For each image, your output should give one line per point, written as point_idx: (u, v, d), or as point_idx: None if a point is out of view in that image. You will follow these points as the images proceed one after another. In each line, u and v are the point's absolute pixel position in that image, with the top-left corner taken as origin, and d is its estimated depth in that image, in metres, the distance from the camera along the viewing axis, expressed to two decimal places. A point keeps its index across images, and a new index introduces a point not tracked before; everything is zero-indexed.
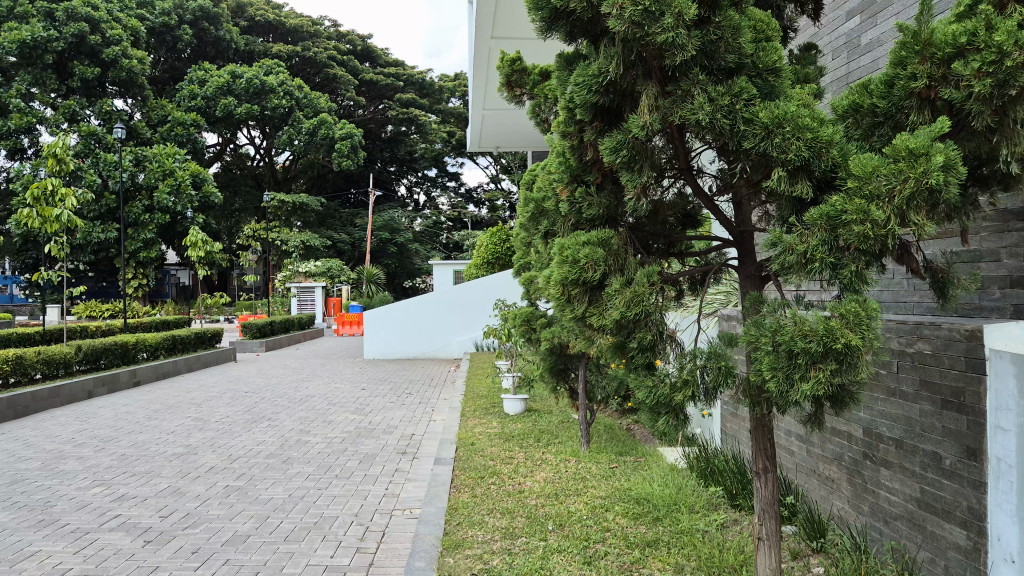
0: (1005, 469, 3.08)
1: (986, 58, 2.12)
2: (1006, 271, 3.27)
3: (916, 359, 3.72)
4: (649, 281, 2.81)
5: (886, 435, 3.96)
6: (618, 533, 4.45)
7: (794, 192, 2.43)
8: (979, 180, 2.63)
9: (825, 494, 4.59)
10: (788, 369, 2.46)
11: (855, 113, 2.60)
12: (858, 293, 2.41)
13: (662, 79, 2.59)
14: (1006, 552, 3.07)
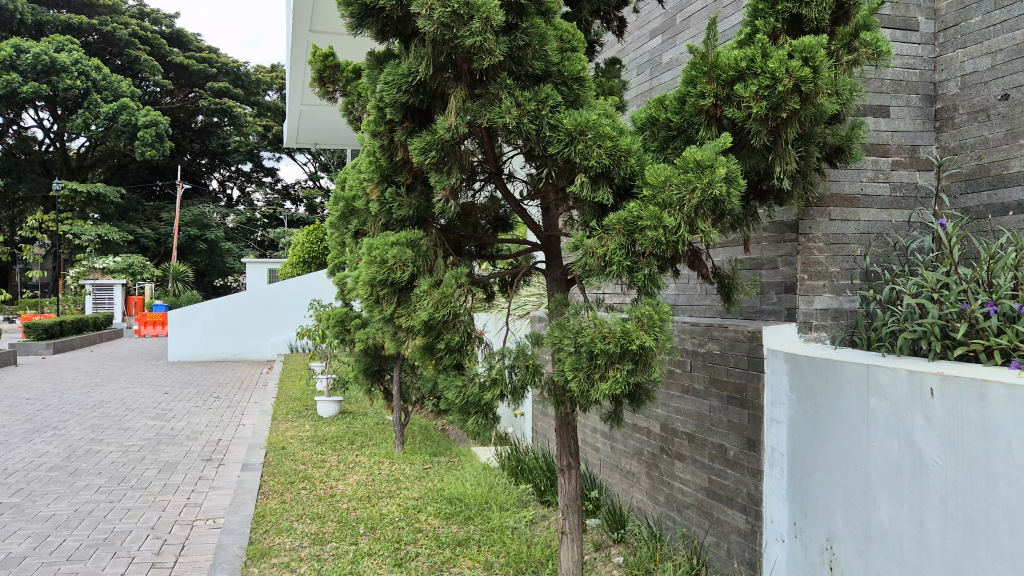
0: (778, 457, 3.43)
1: (761, 83, 2.36)
2: (782, 278, 3.59)
3: (706, 359, 4.01)
4: (457, 282, 2.85)
5: (680, 429, 4.23)
6: (429, 533, 4.47)
7: (596, 197, 2.55)
8: (759, 194, 2.90)
9: (626, 487, 4.84)
10: (589, 369, 2.57)
11: (652, 126, 2.75)
12: (652, 297, 2.57)
13: (471, 82, 2.63)
14: (777, 532, 3.43)
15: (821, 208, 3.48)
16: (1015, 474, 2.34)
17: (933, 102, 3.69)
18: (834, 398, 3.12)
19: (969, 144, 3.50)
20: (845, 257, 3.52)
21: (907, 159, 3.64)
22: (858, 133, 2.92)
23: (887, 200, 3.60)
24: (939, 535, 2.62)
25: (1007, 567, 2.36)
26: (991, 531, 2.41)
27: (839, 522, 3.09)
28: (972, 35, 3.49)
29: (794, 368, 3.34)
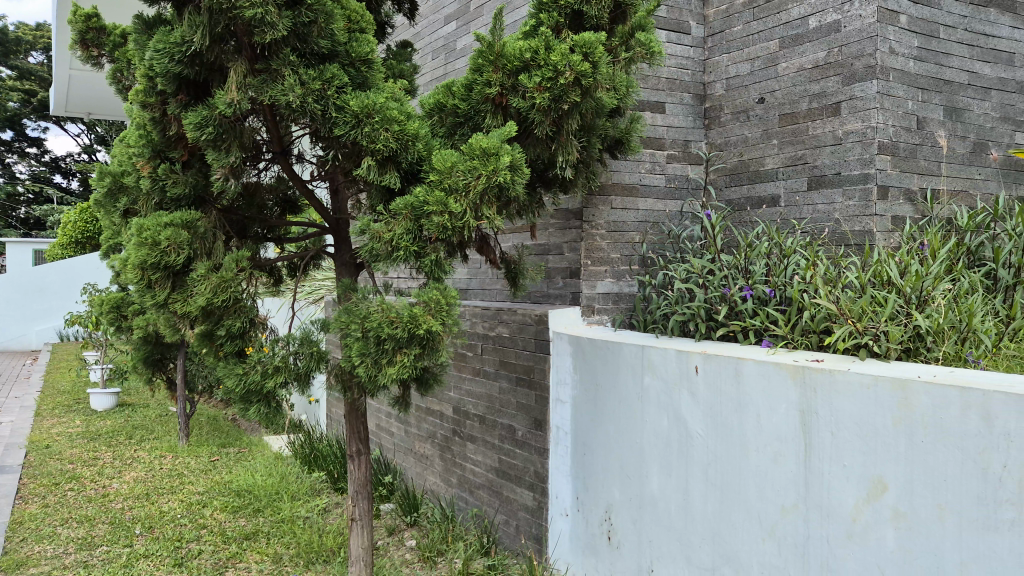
0: (563, 436, 3.61)
1: (544, 74, 2.44)
2: (567, 263, 3.75)
3: (496, 342, 4.10)
4: (238, 266, 2.74)
5: (472, 411, 4.31)
6: (214, 529, 4.26)
7: (383, 181, 2.52)
8: (545, 182, 3.01)
9: (420, 471, 4.87)
10: (376, 355, 2.54)
11: (439, 112, 2.75)
12: (439, 282, 2.61)
13: (252, 56, 2.51)
14: (562, 507, 3.62)
15: (603, 196, 3.66)
16: (762, 441, 2.65)
17: (702, 101, 4.00)
18: (612, 377, 3.32)
19: (733, 141, 3.88)
20: (625, 245, 3.73)
21: (680, 153, 3.92)
22: (636, 127, 3.11)
23: (662, 191, 3.85)
24: (700, 501, 2.90)
25: (754, 525, 2.68)
26: (743, 494, 2.72)
27: (616, 494, 3.31)
28: (735, 41, 3.84)
29: (577, 350, 3.50)
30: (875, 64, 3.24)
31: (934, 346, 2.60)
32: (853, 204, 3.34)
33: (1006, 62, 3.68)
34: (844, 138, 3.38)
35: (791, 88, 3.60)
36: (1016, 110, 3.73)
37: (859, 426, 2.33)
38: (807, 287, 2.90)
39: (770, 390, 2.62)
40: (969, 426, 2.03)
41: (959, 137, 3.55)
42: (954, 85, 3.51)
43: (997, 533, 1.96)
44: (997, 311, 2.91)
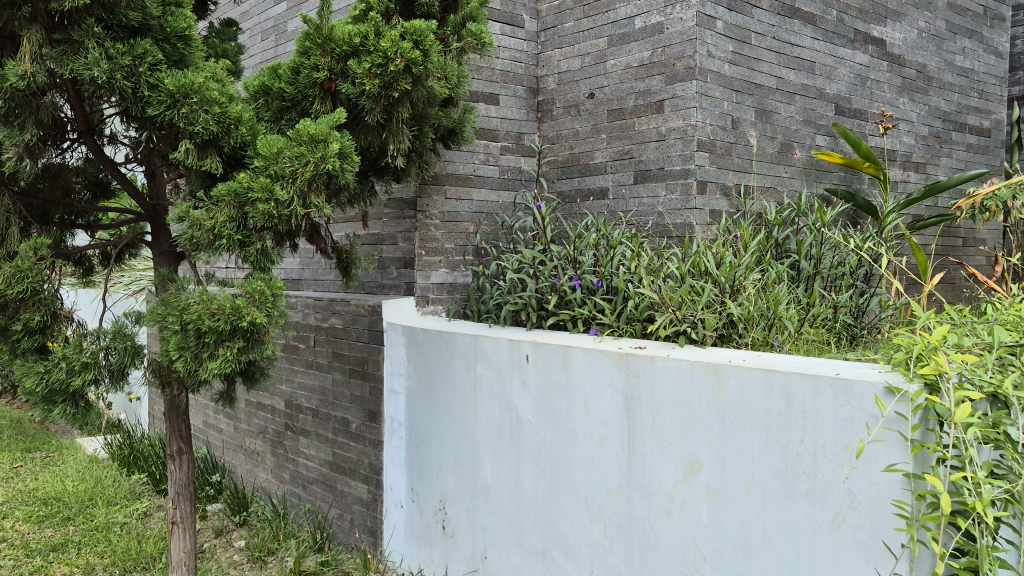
0: (397, 427, 3.58)
1: (374, 60, 2.41)
2: (401, 253, 3.72)
3: (329, 333, 4.00)
4: (37, 254, 2.50)
5: (304, 405, 4.19)
6: (16, 542, 3.90)
7: (203, 166, 2.40)
8: (378, 170, 2.96)
9: (250, 468, 4.68)
10: (196, 349, 2.41)
11: (265, 96, 2.63)
12: (265, 273, 2.51)
13: (49, 25, 2.30)
14: (396, 499, 3.60)
15: (438, 186, 3.65)
16: (589, 427, 2.75)
17: (535, 95, 4.07)
18: (446, 368, 3.33)
19: (564, 135, 3.98)
20: (459, 235, 3.75)
21: (514, 145, 3.97)
22: (469, 118, 3.12)
23: (496, 182, 3.89)
24: (531, 486, 2.97)
25: (582, 507, 2.78)
26: (571, 478, 2.81)
27: (450, 483, 3.33)
28: (566, 37, 3.93)
29: (411, 340, 3.48)
30: (694, 66, 3.43)
31: (745, 332, 2.79)
32: (675, 198, 3.51)
33: (809, 70, 3.99)
34: (666, 135, 3.55)
35: (618, 85, 3.74)
36: (816, 114, 4.05)
37: (677, 409, 2.46)
38: (632, 277, 3.02)
39: (596, 376, 2.72)
40: (772, 406, 2.20)
41: (768, 137, 3.81)
42: (764, 89, 3.76)
43: (796, 503, 2.14)
44: (800, 299, 3.16)
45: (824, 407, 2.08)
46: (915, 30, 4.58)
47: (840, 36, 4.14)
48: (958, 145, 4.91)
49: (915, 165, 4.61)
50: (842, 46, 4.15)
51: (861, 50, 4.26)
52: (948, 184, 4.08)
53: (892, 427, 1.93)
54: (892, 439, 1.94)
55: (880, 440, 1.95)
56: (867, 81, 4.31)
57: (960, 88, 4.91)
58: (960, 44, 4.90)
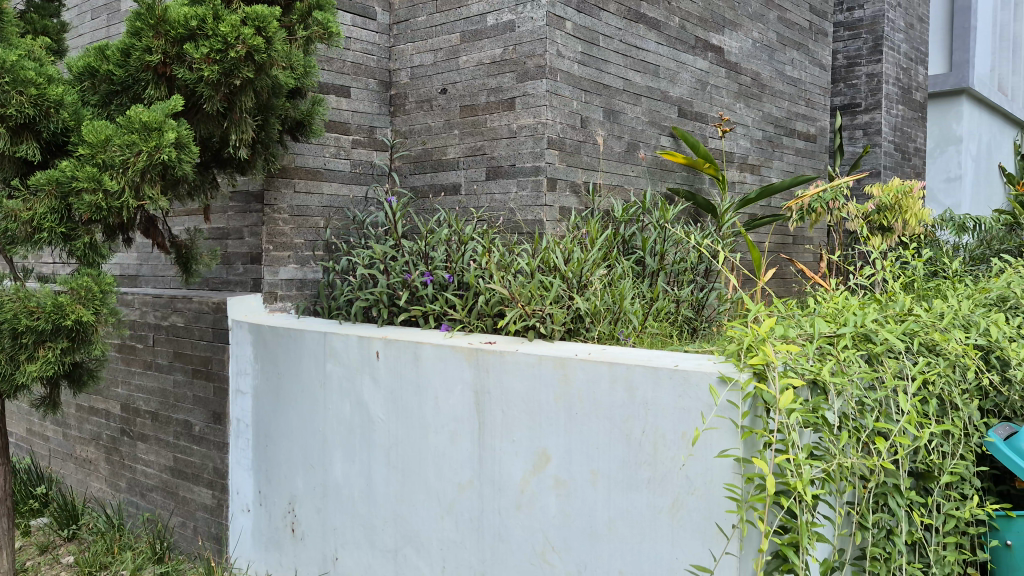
0: (243, 428, 3.45)
1: (213, 45, 2.30)
2: (247, 248, 3.58)
3: (169, 332, 3.80)
4: None
5: (142, 408, 3.95)
6: None
7: (19, 152, 2.23)
8: (221, 162, 2.83)
9: (82, 477, 4.36)
10: (13, 350, 2.23)
11: (91, 78, 2.45)
12: (92, 268, 2.35)
13: None
14: (242, 503, 3.47)
15: (286, 179, 3.54)
16: (440, 422, 2.75)
17: (387, 89, 4.02)
18: (294, 365, 3.23)
19: (417, 130, 3.95)
20: (308, 229, 3.65)
21: (365, 139, 3.90)
22: (318, 110, 3.03)
23: (347, 176, 3.81)
24: (382, 484, 2.93)
25: (434, 504, 2.77)
26: (422, 475, 2.80)
27: (299, 484, 3.24)
28: (419, 31, 3.90)
29: (257, 338, 3.36)
30: (545, 65, 3.49)
31: (591, 326, 2.87)
32: (526, 194, 3.56)
33: (653, 73, 4.15)
34: (517, 132, 3.60)
35: (470, 81, 3.75)
36: (661, 115, 4.22)
37: (526, 402, 2.50)
38: (483, 273, 3.05)
39: (447, 372, 2.72)
40: (616, 397, 2.27)
41: (616, 136, 3.94)
42: (612, 90, 3.88)
43: (638, 490, 2.23)
44: (644, 293, 3.28)
45: (664, 397, 2.17)
46: (749, 40, 4.86)
47: (682, 41, 4.33)
48: (788, 149, 5.25)
49: (750, 167, 4.89)
50: (684, 52, 4.35)
51: (702, 56, 4.48)
52: (778, 185, 4.36)
53: (724, 415, 2.04)
54: (724, 427, 2.05)
55: (714, 427, 2.06)
56: (707, 86, 4.53)
57: (790, 96, 5.25)
58: (789, 55, 5.24)
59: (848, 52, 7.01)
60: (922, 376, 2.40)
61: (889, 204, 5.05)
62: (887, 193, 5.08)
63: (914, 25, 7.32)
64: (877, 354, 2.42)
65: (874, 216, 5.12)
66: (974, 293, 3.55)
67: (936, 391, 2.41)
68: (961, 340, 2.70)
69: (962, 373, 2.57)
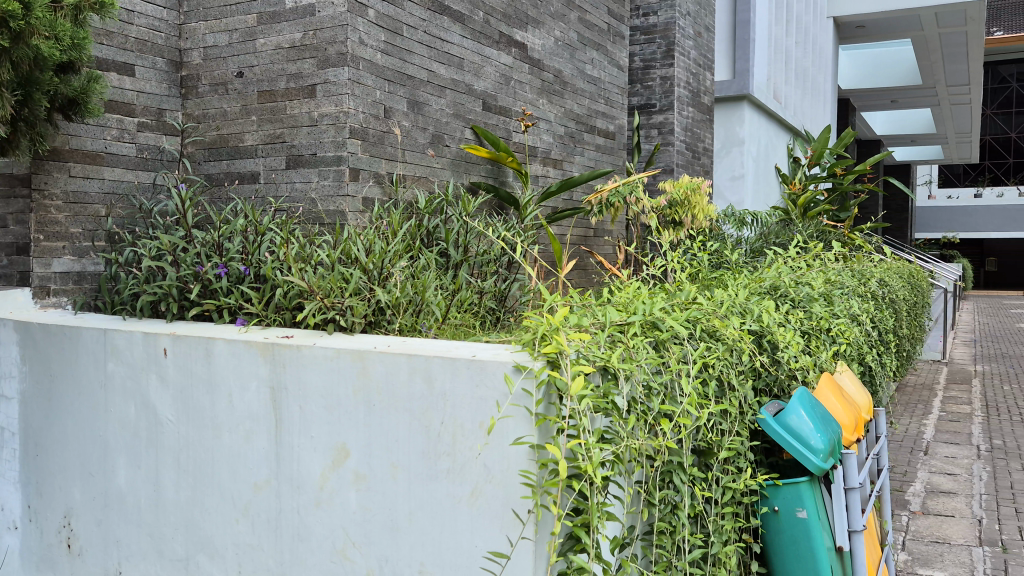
0: (9, 437, 3.12)
1: None
2: (12, 238, 3.22)
3: None
4: None
5: None
6: None
7: None
8: None
9: None
10: None
11: None
12: None
13: None
14: (10, 520, 3.15)
15: (58, 162, 3.23)
16: (233, 421, 2.62)
17: (177, 68, 3.77)
18: (68, 366, 2.96)
19: (211, 114, 3.74)
20: (87, 218, 3.36)
21: (153, 121, 3.64)
22: (94, 88, 2.76)
23: (132, 161, 3.53)
24: (171, 490, 2.76)
25: (228, 507, 2.64)
26: (215, 477, 2.66)
27: (76, 496, 2.98)
28: (212, 9, 3.70)
29: (25, 337, 3.04)
30: (346, 52, 3.44)
31: (392, 318, 2.85)
32: (327, 184, 3.49)
33: (458, 66, 4.18)
34: (318, 120, 3.51)
35: (269, 65, 3.61)
36: (465, 108, 4.25)
37: (324, 397, 2.43)
38: (280, 265, 2.94)
39: (240, 368, 2.60)
40: (415, 388, 2.27)
41: (420, 128, 3.93)
42: (416, 81, 3.87)
43: (437, 481, 2.24)
44: (446, 285, 3.31)
45: (461, 387, 2.19)
46: (551, 38, 5.01)
47: (486, 36, 4.39)
48: (588, 146, 5.46)
49: (553, 161, 5.05)
50: (488, 47, 4.41)
51: (506, 52, 4.57)
52: (578, 179, 4.52)
53: (518, 403, 2.09)
54: (519, 415, 2.09)
55: (509, 415, 2.10)
56: (510, 81, 4.62)
57: (589, 94, 5.47)
58: (589, 54, 5.45)
59: (644, 54, 7.40)
60: (703, 360, 2.58)
61: (680, 199, 5.40)
62: (678, 189, 5.42)
63: (701, 33, 7.86)
64: (663, 340, 2.57)
65: (667, 210, 5.47)
66: (750, 282, 3.87)
67: (715, 373, 2.60)
68: (737, 326, 2.93)
69: (738, 356, 2.79)
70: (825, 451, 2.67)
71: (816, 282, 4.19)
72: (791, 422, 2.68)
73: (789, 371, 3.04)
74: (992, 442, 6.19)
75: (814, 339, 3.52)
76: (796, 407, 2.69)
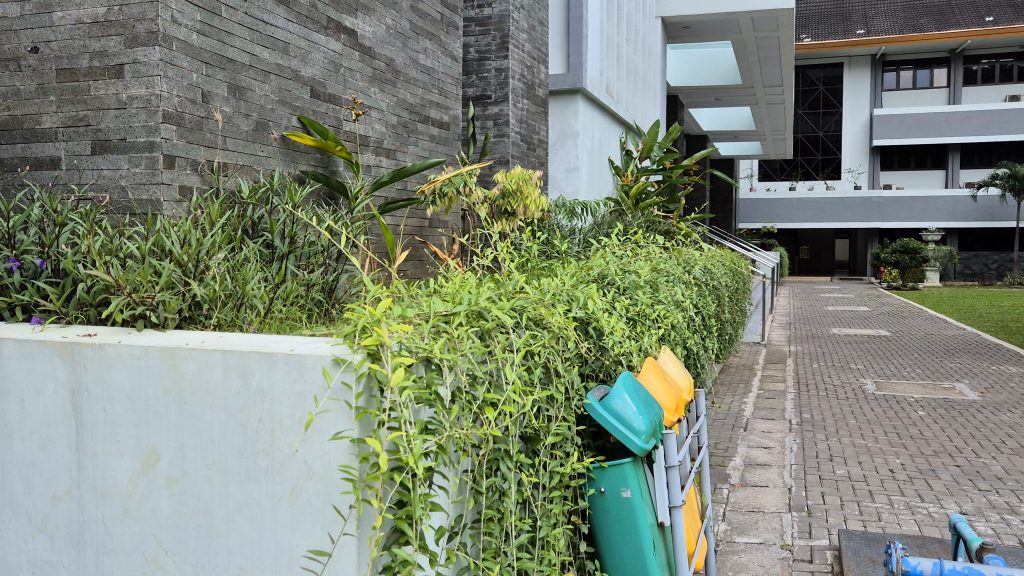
0: None
1: None
2: None
3: None
4: None
5: None
6: None
7: None
8: None
9: None
10: None
11: None
12: None
13: None
14: None
15: None
16: (27, 428, 2.43)
17: None
18: None
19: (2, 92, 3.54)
20: None
21: None
22: None
23: None
24: None
25: (23, 522, 2.44)
26: (7, 490, 2.46)
27: None
28: None
29: None
30: (157, 30, 3.30)
31: (210, 312, 2.72)
32: (139, 171, 3.33)
33: (283, 51, 4.06)
34: (127, 102, 3.35)
35: (68, 42, 3.43)
36: (292, 95, 4.12)
37: (130, 399, 2.29)
38: (83, 258, 2.73)
39: (35, 371, 2.42)
40: (230, 385, 2.17)
41: (242, 114, 3.77)
42: (237, 65, 3.72)
43: (255, 481, 2.15)
44: (270, 278, 3.21)
45: (278, 382, 2.11)
46: (383, 26, 4.95)
47: (313, 21, 4.28)
48: (423, 136, 5.43)
49: (386, 151, 4.99)
50: (316, 32, 4.30)
51: (334, 38, 4.47)
52: (411, 169, 4.47)
53: (338, 397, 2.04)
54: (339, 409, 2.04)
55: (328, 410, 2.04)
56: (340, 68, 4.53)
57: (423, 84, 5.44)
58: (422, 44, 5.43)
59: (479, 45, 7.47)
60: (528, 348, 2.62)
61: (512, 189, 5.44)
62: (511, 179, 5.47)
63: (535, 27, 8.02)
64: (489, 329, 2.58)
65: (500, 200, 5.51)
66: (578, 271, 3.98)
67: (540, 360, 2.64)
68: (563, 314, 3.00)
69: (563, 343, 2.86)
70: (647, 432, 2.79)
71: (642, 270, 4.37)
72: (616, 406, 2.78)
73: (613, 356, 3.16)
74: (801, 416, 6.72)
75: (638, 325, 3.66)
76: (620, 392, 2.79)
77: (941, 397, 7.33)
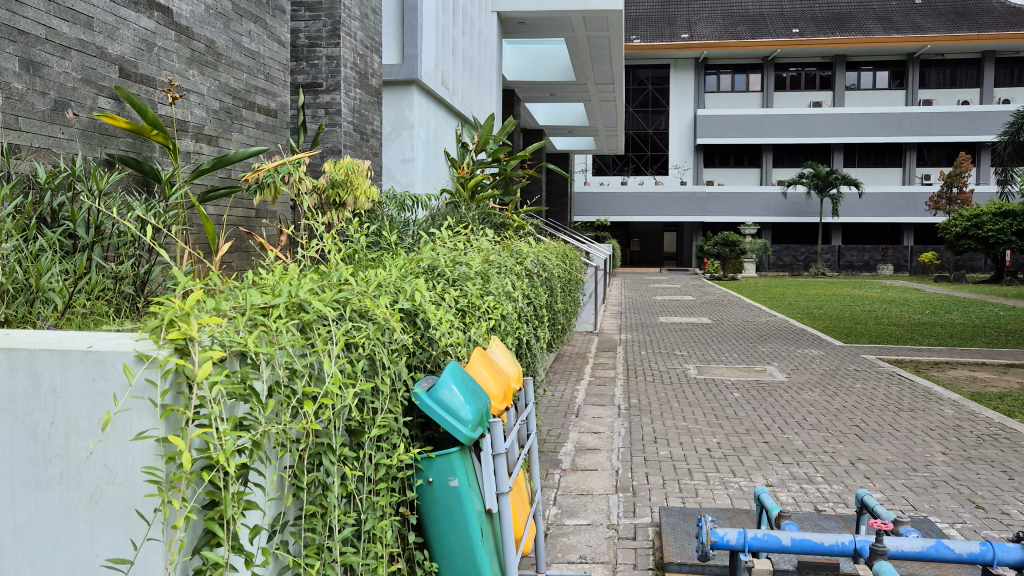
0: None
1: None
2: None
3: None
4: None
5: None
6: None
7: None
8: None
9: None
10: None
11: None
12: None
13: None
14: None
15: None
16: None
17: None
18: None
19: None
20: None
21: None
22: None
23: None
24: None
25: None
26: None
27: None
28: None
29: None
30: None
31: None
32: None
33: (85, 25, 3.82)
34: None
35: None
36: (97, 74, 3.89)
37: None
38: None
39: None
40: (17, 387, 2.01)
41: (38, 92, 3.54)
42: (30, 38, 3.47)
43: (48, 488, 2.00)
44: (70, 270, 3.01)
45: (72, 381, 1.97)
46: (201, 4, 4.72)
47: None
48: (248, 123, 5.23)
49: (207, 137, 4.78)
50: (124, 7, 4.07)
51: (145, 14, 4.24)
52: (235, 157, 4.28)
53: (140, 395, 1.91)
54: (141, 408, 1.92)
55: (129, 409, 1.92)
56: (153, 47, 4.30)
57: (248, 69, 5.24)
58: (246, 26, 5.22)
59: (309, 31, 7.28)
60: (350, 340, 2.55)
61: (341, 179, 5.38)
62: (340, 169, 5.40)
63: (368, 15, 7.90)
64: (310, 321, 2.50)
65: (329, 191, 5.42)
66: (407, 263, 3.95)
67: (363, 352, 2.59)
68: (389, 306, 2.96)
69: (389, 335, 2.82)
70: (473, 422, 2.83)
71: (473, 262, 4.41)
72: (444, 396, 2.80)
73: (441, 348, 3.16)
74: (628, 401, 7.05)
75: (468, 316, 3.68)
76: (448, 382, 2.81)
77: (753, 379, 7.91)
